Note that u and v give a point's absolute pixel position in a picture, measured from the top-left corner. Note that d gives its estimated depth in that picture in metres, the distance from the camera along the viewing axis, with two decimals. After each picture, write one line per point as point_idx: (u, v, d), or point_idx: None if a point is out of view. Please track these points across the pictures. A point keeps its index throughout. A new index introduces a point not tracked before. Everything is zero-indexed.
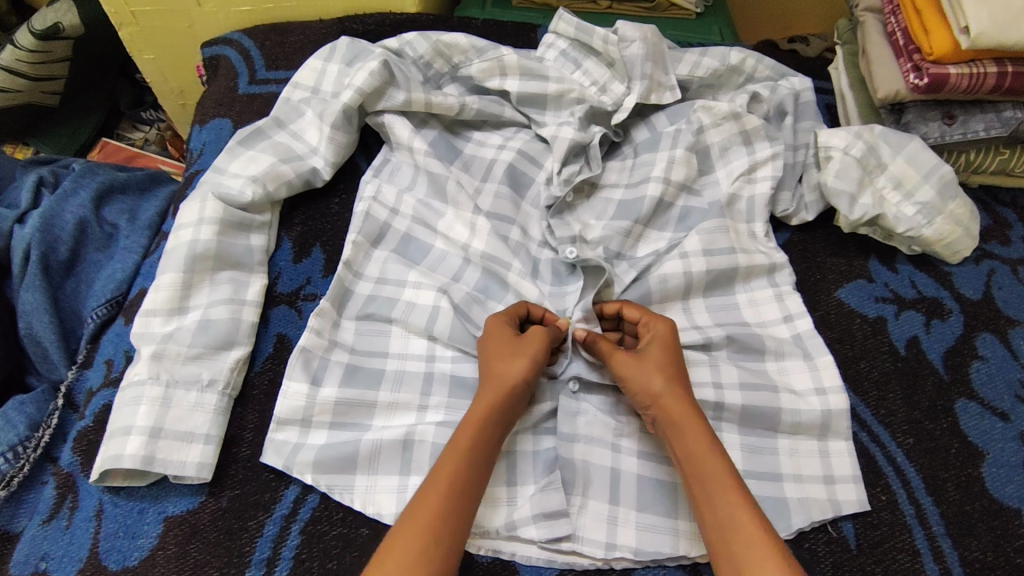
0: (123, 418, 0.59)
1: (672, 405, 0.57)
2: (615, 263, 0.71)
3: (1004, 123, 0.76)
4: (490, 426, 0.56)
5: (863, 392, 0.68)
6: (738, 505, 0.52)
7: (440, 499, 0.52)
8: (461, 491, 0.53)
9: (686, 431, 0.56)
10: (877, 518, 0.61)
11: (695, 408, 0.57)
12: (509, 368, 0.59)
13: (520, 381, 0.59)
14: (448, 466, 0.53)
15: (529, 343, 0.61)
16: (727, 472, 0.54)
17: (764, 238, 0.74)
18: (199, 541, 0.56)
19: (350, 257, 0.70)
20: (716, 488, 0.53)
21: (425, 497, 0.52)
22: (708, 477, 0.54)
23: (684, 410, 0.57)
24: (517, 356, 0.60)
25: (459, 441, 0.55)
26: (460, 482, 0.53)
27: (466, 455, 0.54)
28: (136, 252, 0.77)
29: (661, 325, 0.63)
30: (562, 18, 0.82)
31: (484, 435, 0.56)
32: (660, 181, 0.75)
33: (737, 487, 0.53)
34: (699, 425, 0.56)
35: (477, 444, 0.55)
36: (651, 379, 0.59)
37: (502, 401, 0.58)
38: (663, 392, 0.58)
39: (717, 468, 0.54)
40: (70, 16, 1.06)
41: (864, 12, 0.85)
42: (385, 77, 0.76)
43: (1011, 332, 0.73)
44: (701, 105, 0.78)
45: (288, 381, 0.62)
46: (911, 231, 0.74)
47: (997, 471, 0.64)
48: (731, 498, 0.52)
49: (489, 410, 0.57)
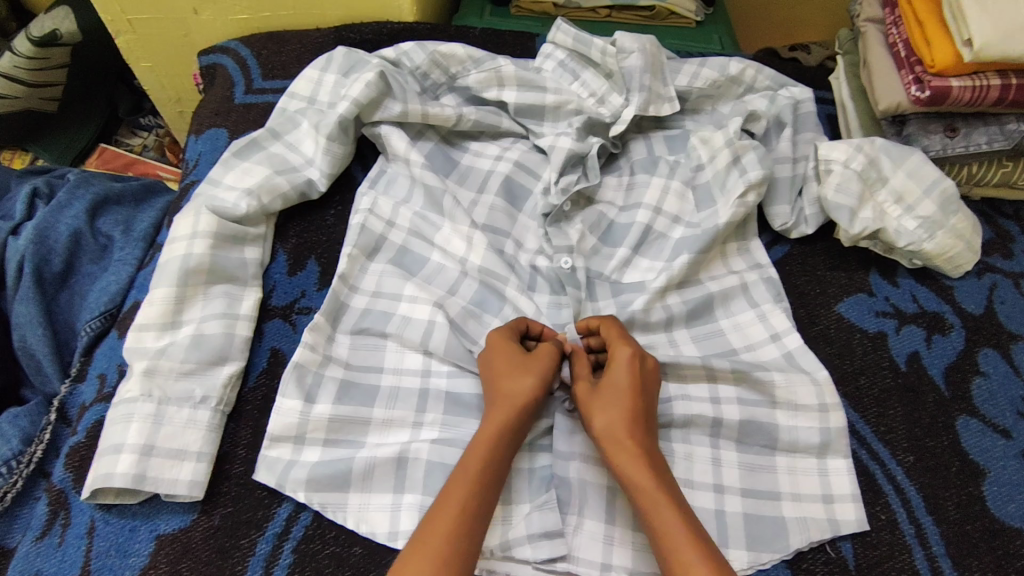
0: (114, 435, 0.58)
1: (616, 450, 0.56)
2: (596, 288, 0.72)
3: (1007, 136, 0.75)
4: (501, 444, 0.56)
5: (862, 408, 0.67)
6: (688, 553, 0.50)
7: (452, 525, 0.51)
8: (474, 515, 0.52)
9: (631, 478, 0.55)
10: (876, 538, 0.60)
11: (640, 450, 0.56)
12: (518, 386, 0.58)
13: (531, 398, 0.58)
14: (460, 490, 0.53)
15: (537, 361, 0.60)
16: (684, 527, 0.52)
17: (736, 257, 0.75)
18: (191, 560, 0.55)
19: (345, 270, 0.69)
20: (668, 537, 0.51)
21: (436, 522, 0.51)
22: (657, 524, 0.52)
23: (624, 453, 0.56)
24: (526, 374, 0.59)
25: (472, 462, 0.54)
26: (472, 505, 0.52)
27: (477, 477, 0.53)
28: (131, 263, 0.76)
29: (623, 353, 0.60)
30: (560, 28, 0.81)
31: (496, 456, 0.55)
32: (651, 209, 0.75)
33: (690, 537, 0.51)
34: (649, 478, 0.54)
35: (491, 463, 0.55)
36: (598, 423, 0.58)
37: (512, 420, 0.57)
38: (610, 436, 0.57)
39: (672, 523, 0.52)
40: (67, 23, 1.06)
41: (865, 22, 0.84)
42: (381, 89, 0.75)
43: (1013, 347, 0.72)
44: (697, 141, 0.77)
45: (282, 398, 0.61)
46: (912, 245, 0.73)
47: (998, 490, 0.63)
48: (683, 551, 0.50)
49: (503, 427, 0.56)
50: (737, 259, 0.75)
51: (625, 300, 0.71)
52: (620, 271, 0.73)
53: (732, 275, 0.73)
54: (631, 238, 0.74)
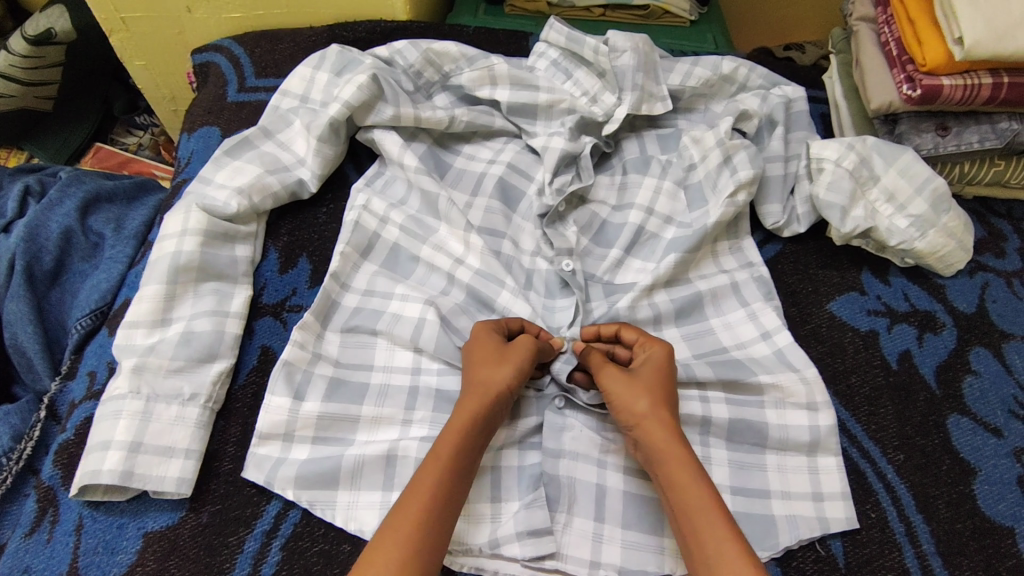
0: (103, 432, 0.58)
1: (660, 430, 0.56)
2: (589, 288, 0.72)
3: (999, 134, 0.75)
4: (473, 433, 0.56)
5: (853, 406, 0.67)
6: (723, 534, 0.50)
7: (419, 510, 0.51)
8: (442, 502, 0.52)
9: (673, 454, 0.55)
10: (865, 536, 0.60)
11: (680, 434, 0.57)
12: (492, 376, 0.58)
13: (504, 389, 0.58)
14: (428, 476, 0.53)
15: (514, 352, 0.60)
16: (718, 508, 0.52)
17: (727, 256, 0.75)
18: (179, 557, 0.55)
19: (337, 268, 0.69)
20: (703, 516, 0.52)
21: (404, 508, 0.51)
22: (692, 506, 0.52)
23: (666, 434, 0.56)
24: (501, 364, 0.59)
25: (441, 450, 0.54)
26: (441, 492, 0.52)
27: (446, 463, 0.53)
28: (122, 262, 0.76)
29: (658, 347, 0.61)
30: (553, 27, 0.81)
31: (466, 443, 0.55)
32: (643, 209, 0.76)
33: (724, 520, 0.51)
34: (690, 462, 0.55)
35: (460, 452, 0.54)
36: (645, 400, 0.58)
37: (484, 408, 0.57)
38: (656, 416, 0.57)
39: (707, 503, 0.52)
40: (62, 22, 1.05)
41: (858, 20, 0.84)
42: (374, 91, 0.75)
43: (1005, 346, 0.72)
44: (689, 140, 0.77)
45: (271, 396, 0.61)
46: (904, 244, 0.73)
47: (988, 488, 0.63)
48: (720, 531, 0.50)
49: (472, 416, 0.56)
50: (728, 257, 0.75)
51: (616, 299, 0.70)
52: (612, 271, 0.73)
53: (724, 274, 0.73)
54: (623, 239, 0.74)
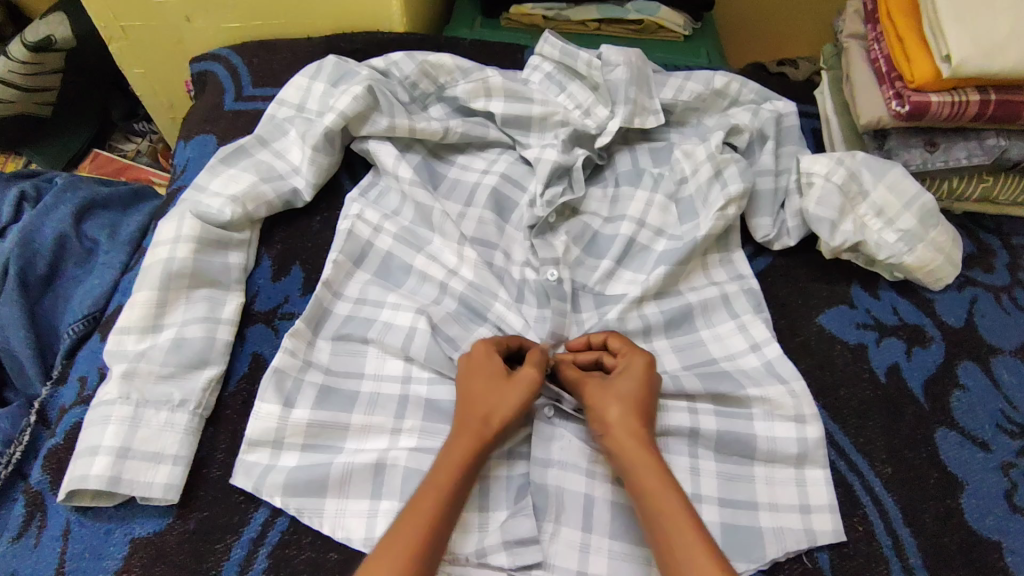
0: (92, 437, 0.59)
1: (626, 437, 0.57)
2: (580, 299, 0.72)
3: (986, 151, 0.75)
4: (473, 458, 0.56)
5: (842, 419, 0.67)
6: (691, 539, 0.51)
7: (417, 532, 0.51)
8: (438, 532, 0.52)
9: (637, 463, 0.56)
10: (852, 549, 0.60)
11: (650, 443, 0.58)
12: (492, 403, 0.58)
13: (504, 413, 0.58)
14: (426, 503, 0.53)
15: (514, 383, 0.60)
16: (685, 513, 0.53)
17: (717, 268, 0.76)
18: (165, 564, 0.55)
19: (329, 277, 0.69)
20: (667, 519, 0.53)
21: (401, 532, 0.51)
22: (660, 511, 0.53)
23: (635, 443, 0.57)
24: (501, 391, 0.59)
25: (442, 473, 0.55)
26: (439, 521, 0.52)
27: (444, 492, 0.54)
28: (115, 268, 0.76)
29: (638, 359, 0.62)
30: (548, 41, 0.82)
31: (463, 473, 0.55)
32: (634, 222, 0.76)
33: (693, 527, 0.52)
34: (657, 468, 0.56)
35: (461, 477, 0.55)
36: (613, 409, 0.59)
37: (483, 439, 0.57)
38: (621, 422, 0.58)
39: (674, 506, 0.53)
40: (62, 29, 1.07)
41: (848, 38, 0.86)
42: (369, 102, 0.76)
43: (993, 360, 0.72)
44: (681, 153, 0.78)
45: (260, 402, 0.61)
46: (892, 259, 0.74)
47: (976, 502, 0.63)
48: (686, 534, 0.51)
49: (474, 442, 0.57)
50: (719, 270, 0.76)
51: (606, 310, 0.71)
52: (603, 282, 0.73)
53: (714, 286, 0.74)
54: (613, 250, 0.75)
